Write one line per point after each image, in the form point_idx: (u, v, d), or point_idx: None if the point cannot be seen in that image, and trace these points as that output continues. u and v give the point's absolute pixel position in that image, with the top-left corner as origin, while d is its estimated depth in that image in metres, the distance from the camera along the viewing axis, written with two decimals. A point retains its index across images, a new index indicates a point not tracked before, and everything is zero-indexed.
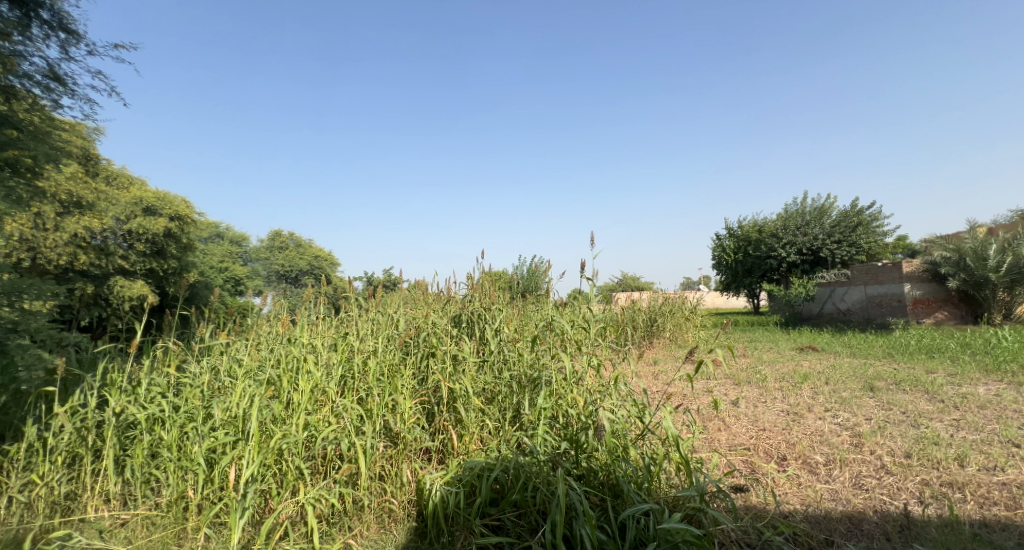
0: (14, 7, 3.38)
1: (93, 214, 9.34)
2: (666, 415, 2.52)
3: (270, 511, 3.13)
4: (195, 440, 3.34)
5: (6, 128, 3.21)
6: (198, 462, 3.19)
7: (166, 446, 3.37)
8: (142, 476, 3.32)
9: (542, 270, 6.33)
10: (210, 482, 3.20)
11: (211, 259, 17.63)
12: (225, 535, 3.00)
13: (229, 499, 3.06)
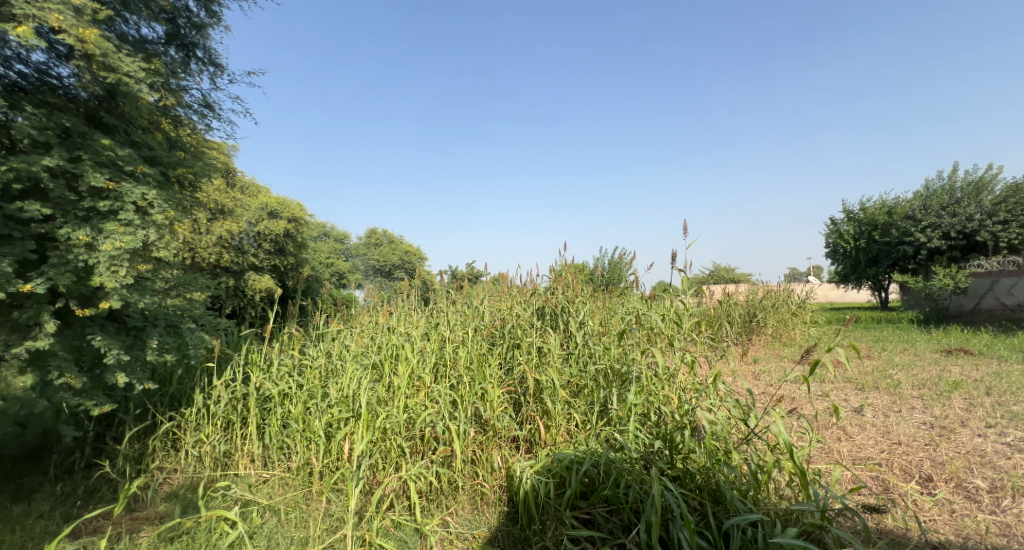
0: (179, 50, 4.06)
1: (232, 219, 10.88)
2: (778, 420, 2.31)
3: (378, 483, 3.46)
4: (316, 415, 3.80)
5: (178, 150, 3.89)
6: (319, 435, 3.63)
7: (294, 419, 3.86)
8: (277, 443, 3.86)
9: (625, 261, 6.19)
10: (329, 453, 3.62)
11: (321, 256, 19.56)
12: (343, 500, 3.39)
13: (345, 470, 3.44)
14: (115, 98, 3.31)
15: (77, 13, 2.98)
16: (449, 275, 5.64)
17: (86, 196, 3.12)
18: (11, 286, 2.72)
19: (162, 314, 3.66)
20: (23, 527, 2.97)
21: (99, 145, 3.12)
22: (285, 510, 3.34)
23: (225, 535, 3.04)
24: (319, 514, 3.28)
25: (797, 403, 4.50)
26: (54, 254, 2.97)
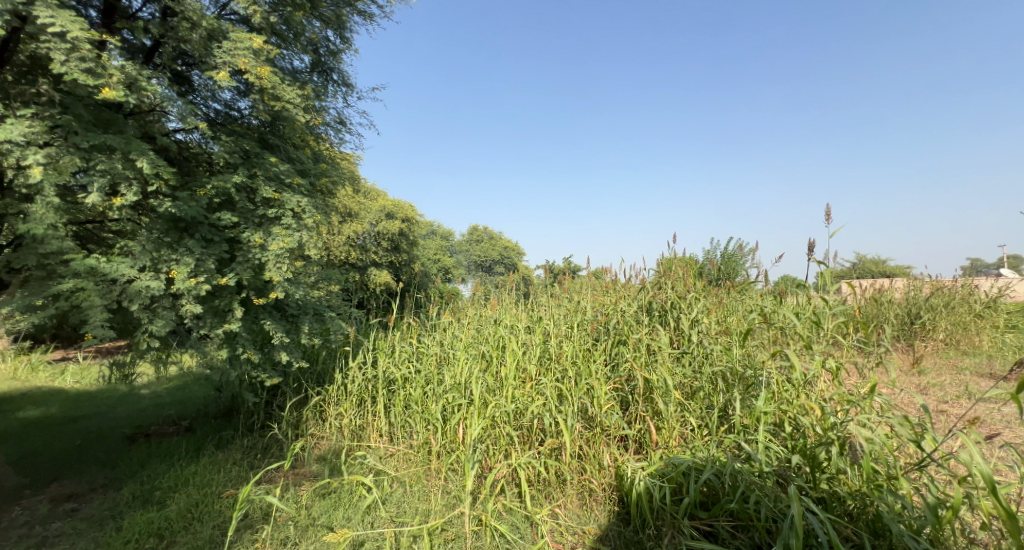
0: (320, 75, 4.86)
1: (356, 221, 12.08)
2: (971, 448, 1.81)
3: (491, 467, 3.62)
4: (433, 400, 4.08)
5: (321, 163, 4.56)
6: (437, 418, 3.89)
7: (415, 400, 4.19)
8: (401, 421, 4.22)
9: (741, 252, 5.64)
10: (446, 435, 3.85)
11: (429, 253, 20.87)
12: (459, 480, 3.60)
13: (462, 452, 3.64)
14: (277, 123, 4.08)
15: (256, 54, 3.67)
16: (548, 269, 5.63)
17: (260, 205, 3.81)
18: (212, 280, 3.52)
19: (311, 304, 4.38)
20: (225, 469, 3.96)
21: (267, 163, 3.86)
22: (410, 483, 3.66)
23: (364, 498, 3.46)
24: (438, 490, 3.52)
25: (986, 427, 3.75)
26: (240, 254, 3.71)
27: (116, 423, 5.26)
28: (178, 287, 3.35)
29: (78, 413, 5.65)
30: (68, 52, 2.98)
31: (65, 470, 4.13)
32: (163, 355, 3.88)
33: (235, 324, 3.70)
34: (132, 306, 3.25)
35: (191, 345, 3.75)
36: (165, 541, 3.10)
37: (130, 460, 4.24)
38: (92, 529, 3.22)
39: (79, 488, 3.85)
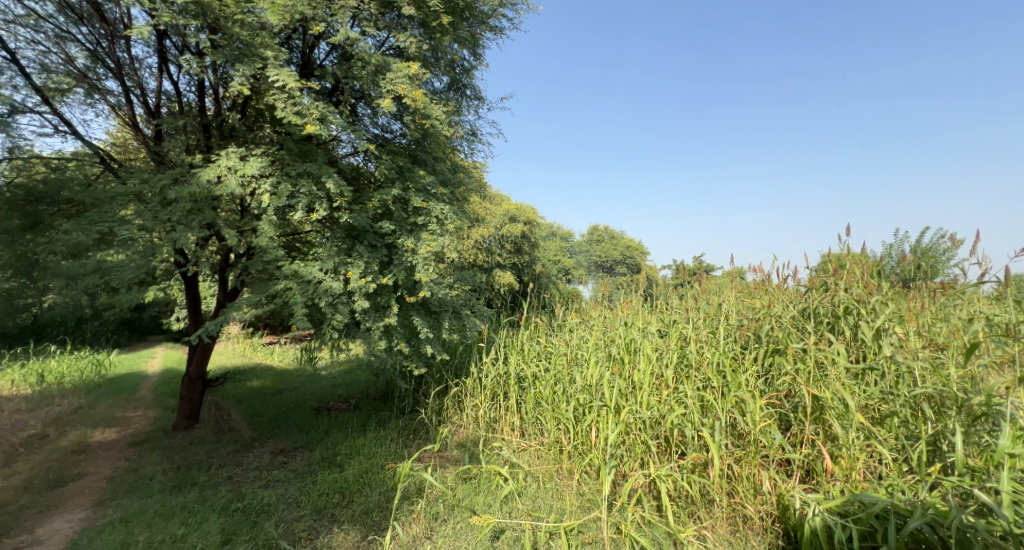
0: (455, 91, 5.17)
1: (482, 226, 12.68)
2: None
3: (627, 475, 3.44)
4: (564, 398, 4.05)
5: (459, 172, 4.87)
6: (569, 418, 3.83)
7: (546, 399, 4.20)
8: (533, 418, 4.26)
9: (934, 248, 4.59)
10: (579, 437, 3.76)
11: (548, 254, 21.11)
12: (594, 482, 3.47)
13: (597, 455, 3.52)
14: (425, 139, 4.50)
15: (413, 80, 4.04)
16: (679, 268, 5.20)
17: (411, 213, 4.18)
18: (377, 279, 3.94)
19: (449, 303, 4.70)
20: (389, 443, 4.43)
21: (417, 177, 4.26)
22: (543, 479, 3.64)
23: (501, 487, 3.56)
24: (573, 489, 3.44)
25: None
26: (397, 258, 4.07)
27: (306, 397, 6.27)
28: (353, 286, 3.80)
29: (280, 387, 6.89)
30: (283, 99, 3.80)
31: (279, 429, 5.09)
32: (335, 344, 4.47)
33: (393, 318, 4.10)
34: (320, 301, 3.80)
35: (358, 336, 4.26)
36: (348, 497, 3.56)
37: (320, 427, 5.01)
38: (295, 481, 3.86)
39: (287, 444, 4.70)
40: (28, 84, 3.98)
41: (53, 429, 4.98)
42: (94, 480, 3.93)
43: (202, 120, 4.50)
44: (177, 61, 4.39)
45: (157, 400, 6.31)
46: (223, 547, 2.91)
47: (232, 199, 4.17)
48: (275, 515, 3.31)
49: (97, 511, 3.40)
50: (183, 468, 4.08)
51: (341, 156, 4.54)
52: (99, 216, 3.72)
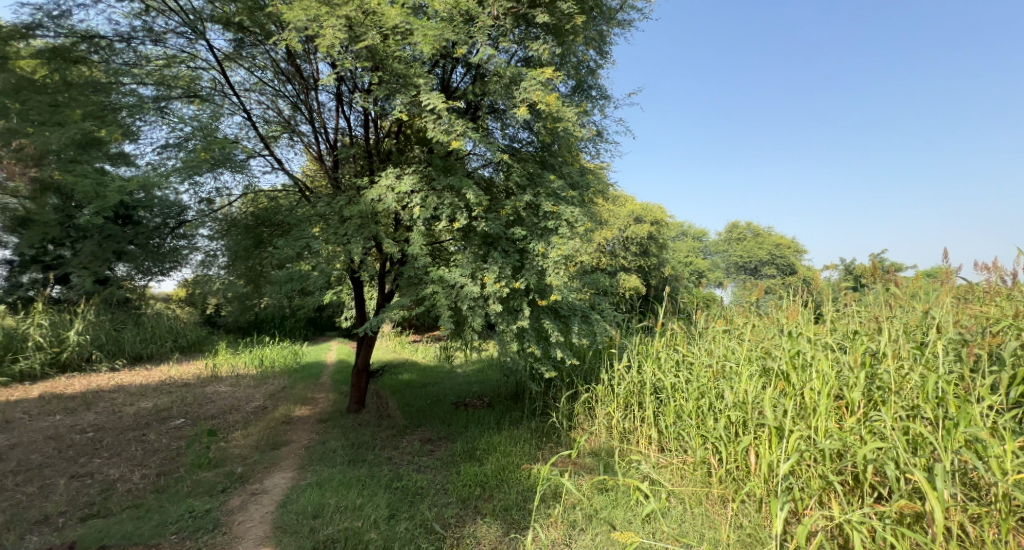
0: (578, 92, 4.97)
1: (608, 229, 12.27)
2: None
3: (800, 514, 2.80)
4: (711, 414, 3.54)
5: (587, 174, 4.62)
6: (719, 436, 3.33)
7: (688, 413, 3.72)
8: (674, 434, 3.82)
9: None
10: (732, 460, 3.24)
11: (679, 256, 19.64)
12: (757, 515, 2.94)
13: (758, 485, 2.98)
14: (553, 142, 4.39)
15: (545, 84, 3.90)
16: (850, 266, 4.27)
17: (541, 217, 4.09)
18: (511, 283, 3.93)
19: (577, 307, 4.51)
20: (522, 443, 4.39)
21: (547, 182, 4.14)
22: (690, 503, 3.21)
23: (641, 504, 3.24)
24: (730, 521, 2.95)
25: None
26: (528, 262, 4.02)
27: (445, 392, 6.61)
28: (488, 290, 3.85)
29: (425, 381, 7.39)
30: (435, 121, 4.08)
31: (424, 420, 5.44)
32: (472, 344, 4.59)
33: (526, 321, 4.06)
34: (461, 305, 3.92)
35: (492, 337, 4.30)
36: (488, 492, 3.58)
37: (459, 421, 5.20)
38: (441, 470, 4.03)
39: (432, 435, 4.97)
40: (256, 135, 4.95)
41: (269, 403, 6.04)
42: (297, 447, 4.59)
43: (366, 150, 5.04)
44: (350, 101, 4.99)
45: (334, 385, 7.27)
46: (390, 520, 3.10)
47: (390, 214, 4.55)
48: (427, 498, 3.48)
49: (300, 473, 3.94)
50: (357, 446, 4.56)
51: (473, 168, 4.70)
52: (299, 233, 4.38)
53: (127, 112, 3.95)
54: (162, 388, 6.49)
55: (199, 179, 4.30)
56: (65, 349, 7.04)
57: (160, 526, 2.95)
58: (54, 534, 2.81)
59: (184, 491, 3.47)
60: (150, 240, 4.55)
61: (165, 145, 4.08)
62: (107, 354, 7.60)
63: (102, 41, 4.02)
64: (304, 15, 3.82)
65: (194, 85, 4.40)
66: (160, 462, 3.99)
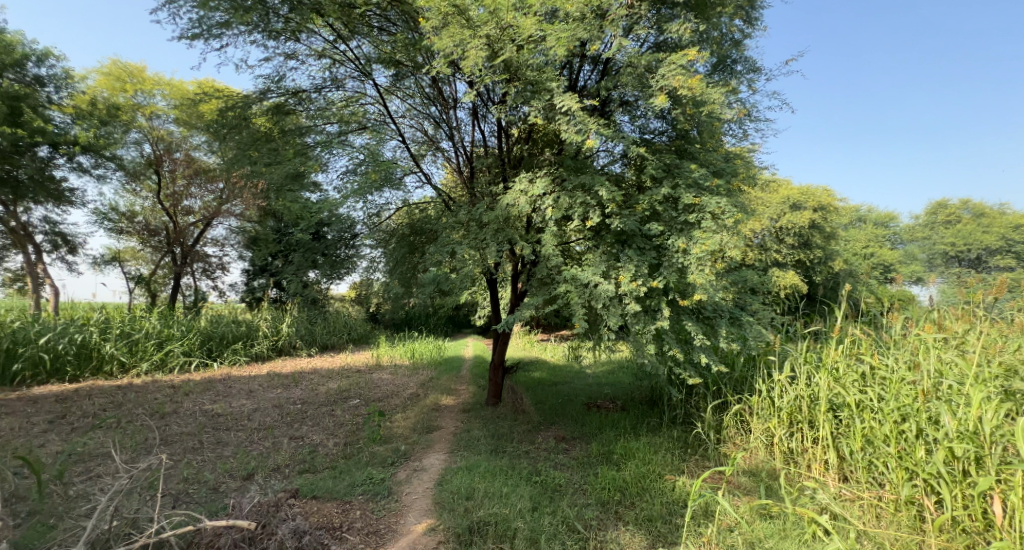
0: (722, 71, 4.61)
1: (760, 219, 11.16)
2: None
3: None
4: (921, 443, 2.85)
5: (735, 159, 4.23)
6: (930, 472, 2.73)
7: (882, 438, 3.10)
8: (863, 462, 3.22)
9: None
10: (960, 507, 2.60)
11: (854, 246, 16.76)
12: None
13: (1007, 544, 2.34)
14: (691, 130, 4.18)
15: (686, 67, 3.70)
16: None
17: (682, 211, 3.90)
18: (647, 282, 3.84)
19: (725, 307, 4.20)
20: (664, 451, 4.24)
21: (687, 171, 3.90)
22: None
23: (816, 537, 2.89)
24: None
25: None
26: (666, 260, 3.90)
27: (577, 392, 6.68)
28: (624, 290, 3.80)
29: (555, 380, 7.55)
30: (570, 123, 4.17)
31: (557, 418, 5.58)
32: (610, 345, 4.57)
33: (664, 322, 3.92)
34: (596, 304, 3.94)
35: (630, 340, 4.23)
36: (629, 499, 3.55)
37: (594, 421, 5.22)
38: (578, 469, 4.10)
39: (566, 433, 5.09)
40: (410, 156, 5.63)
41: (421, 391, 6.79)
42: (446, 432, 5.09)
43: (500, 158, 5.41)
44: (484, 113, 5.41)
45: (474, 378, 7.84)
46: (533, 513, 3.28)
47: (523, 217, 4.78)
48: (567, 496, 3.59)
49: (451, 456, 4.37)
50: (497, 437, 4.89)
51: (602, 165, 4.74)
52: (445, 240, 4.84)
53: (320, 148, 4.88)
54: (342, 372, 7.72)
55: (371, 198, 5.12)
56: (279, 338, 8.83)
57: (350, 486, 3.57)
58: (283, 480, 3.58)
59: (364, 460, 4.12)
60: (335, 251, 5.59)
61: (345, 172, 4.94)
62: (305, 342, 9.31)
63: (304, 95, 5.01)
64: (451, 42, 4.21)
65: (364, 117, 5.18)
66: (345, 434, 4.78)
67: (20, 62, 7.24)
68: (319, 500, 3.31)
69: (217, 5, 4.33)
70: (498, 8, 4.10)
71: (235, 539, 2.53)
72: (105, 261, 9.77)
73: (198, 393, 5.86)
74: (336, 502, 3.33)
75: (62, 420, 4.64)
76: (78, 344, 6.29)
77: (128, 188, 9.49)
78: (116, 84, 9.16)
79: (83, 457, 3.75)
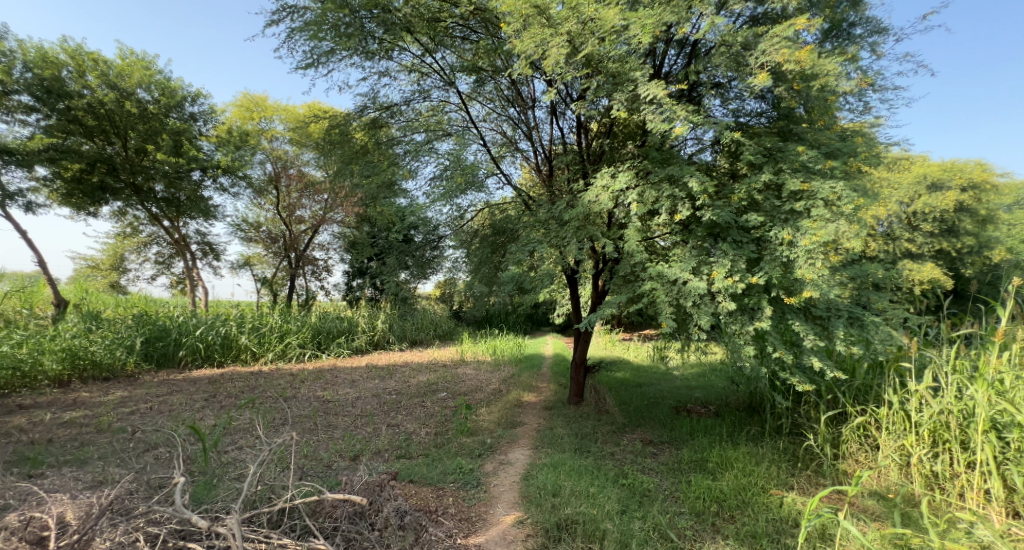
0: (836, 39, 4.12)
1: (890, 204, 9.86)
2: None
3: None
4: None
5: (856, 137, 3.75)
6: None
7: None
8: None
9: None
10: None
11: (1015, 232, 14.13)
12: None
13: None
14: (795, 110, 3.80)
15: (791, 39, 3.36)
16: None
17: (788, 200, 3.55)
18: (745, 278, 3.55)
19: (843, 305, 3.76)
20: (766, 463, 3.90)
21: (794, 154, 3.54)
22: None
23: None
24: None
25: None
26: (768, 253, 3.59)
27: (664, 394, 6.39)
28: (718, 287, 3.55)
29: (640, 381, 7.28)
30: (658, 112, 3.99)
31: (643, 420, 5.37)
32: (702, 345, 4.30)
33: (766, 322, 3.60)
34: (686, 302, 3.72)
35: (726, 341, 3.94)
36: (728, 512, 3.32)
37: (684, 426, 4.95)
38: (668, 475, 3.91)
39: (653, 436, 4.88)
40: (490, 158, 5.74)
41: (503, 387, 6.90)
42: (530, 428, 5.12)
43: (579, 155, 5.32)
44: (563, 110, 5.36)
45: (555, 376, 7.81)
46: (623, 516, 3.18)
47: (606, 213, 4.67)
48: (658, 502, 3.43)
49: (536, 452, 4.39)
50: (581, 436, 4.81)
51: (689, 155, 4.50)
52: (527, 238, 4.86)
53: (410, 156, 5.22)
54: (431, 366, 8.09)
55: (457, 201, 5.33)
56: (375, 332, 9.47)
57: (442, 474, 3.72)
58: (384, 463, 3.83)
59: (453, 450, 4.27)
60: (425, 252, 5.89)
61: (432, 179, 5.19)
62: (398, 337, 9.89)
63: (395, 108, 5.31)
64: (533, 42, 4.20)
65: (448, 124, 5.35)
66: (435, 424, 5.00)
67: (180, 104, 8.46)
68: (415, 484, 3.49)
69: (324, 34, 4.77)
70: (580, 3, 4.02)
71: (349, 512, 2.75)
72: (240, 265, 11.15)
73: (311, 380, 6.47)
74: (430, 487, 3.48)
75: (214, 398, 5.42)
76: (221, 335, 7.27)
77: (256, 202, 10.72)
78: (246, 113, 10.56)
79: (232, 430, 4.39)
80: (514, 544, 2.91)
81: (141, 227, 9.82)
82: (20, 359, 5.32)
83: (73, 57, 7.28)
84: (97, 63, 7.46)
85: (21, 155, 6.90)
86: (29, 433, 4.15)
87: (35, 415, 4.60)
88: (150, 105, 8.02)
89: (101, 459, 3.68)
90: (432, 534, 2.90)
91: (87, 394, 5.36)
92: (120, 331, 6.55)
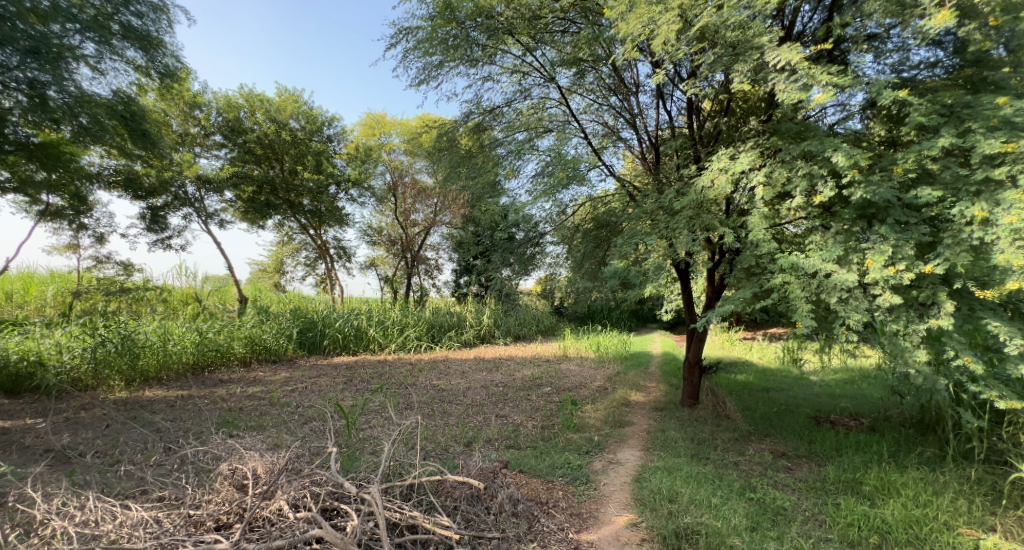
0: None
1: None
2: None
3: None
4: None
5: None
6: None
7: None
8: None
9: None
10: None
11: None
12: None
13: None
14: (988, 54, 3.02)
15: None
16: None
17: (979, 167, 2.84)
18: (915, 267, 2.90)
19: None
20: (945, 494, 3.17)
21: (989, 109, 2.80)
22: None
23: None
24: None
25: None
26: (948, 235, 2.90)
27: (799, 402, 5.61)
28: (875, 277, 2.97)
29: (767, 385, 6.50)
30: (790, 79, 3.46)
31: (773, 430, 4.75)
32: (851, 347, 3.65)
33: (943, 319, 2.92)
34: (831, 296, 3.18)
35: (887, 342, 3.28)
36: (895, 546, 2.75)
37: (827, 440, 4.27)
38: (808, 494, 3.38)
39: (787, 448, 4.28)
40: (591, 151, 5.52)
41: (609, 384, 6.63)
42: (639, 429, 4.81)
43: (691, 138, 4.86)
44: (672, 91, 4.93)
45: (665, 376, 7.31)
46: (753, 533, 2.80)
47: (725, 199, 4.19)
48: (797, 523, 2.96)
49: (647, 454, 4.10)
50: (697, 441, 4.39)
51: (831, 124, 3.85)
52: (633, 229, 4.55)
53: (513, 156, 5.22)
54: (537, 361, 8.09)
55: (559, 196, 5.23)
56: (482, 327, 9.74)
57: (552, 467, 3.63)
58: (496, 452, 3.86)
59: (561, 445, 4.16)
60: (529, 249, 5.87)
61: (535, 177, 5.15)
62: (503, 332, 10.06)
63: (496, 111, 5.31)
64: (639, 23, 3.89)
65: (548, 120, 5.20)
66: (542, 418, 4.93)
67: (321, 129, 9.48)
68: (525, 475, 3.45)
69: (434, 50, 4.96)
70: None
71: (467, 494, 2.82)
72: (366, 266, 12.23)
73: (428, 370, 6.84)
74: (540, 480, 3.41)
75: (352, 381, 5.99)
76: (355, 327, 8.03)
77: (377, 209, 11.62)
78: (370, 131, 11.46)
79: (368, 410, 4.79)
80: (629, 547, 2.72)
81: (295, 235, 11.27)
82: (220, 344, 6.33)
83: (248, 100, 8.62)
84: (263, 103, 8.74)
85: (216, 183, 8.29)
86: (227, 401, 4.96)
87: (231, 388, 5.50)
88: (299, 132, 9.13)
89: (274, 426, 4.23)
90: (544, 525, 2.83)
91: (263, 373, 6.27)
92: (283, 320, 7.54)
